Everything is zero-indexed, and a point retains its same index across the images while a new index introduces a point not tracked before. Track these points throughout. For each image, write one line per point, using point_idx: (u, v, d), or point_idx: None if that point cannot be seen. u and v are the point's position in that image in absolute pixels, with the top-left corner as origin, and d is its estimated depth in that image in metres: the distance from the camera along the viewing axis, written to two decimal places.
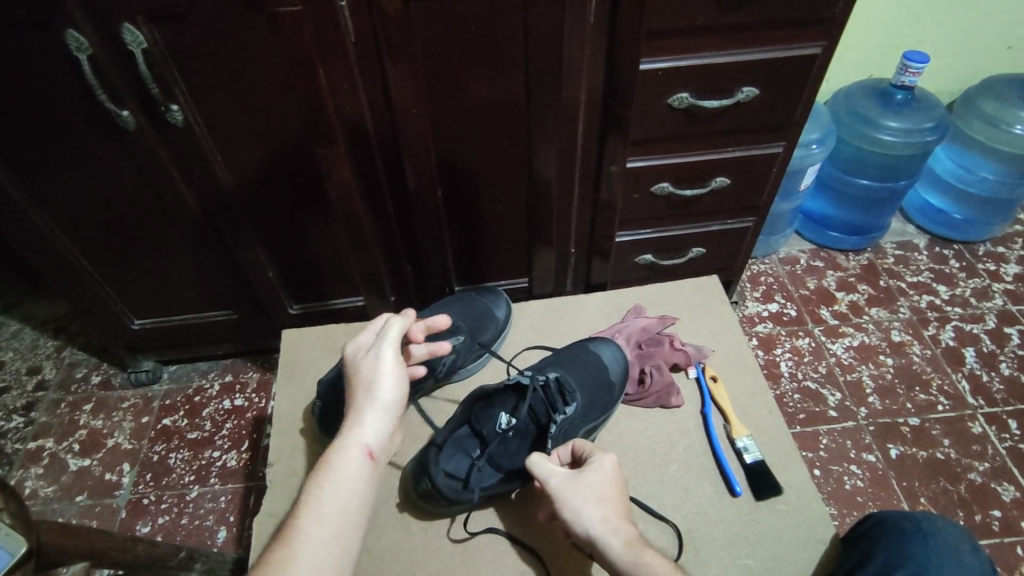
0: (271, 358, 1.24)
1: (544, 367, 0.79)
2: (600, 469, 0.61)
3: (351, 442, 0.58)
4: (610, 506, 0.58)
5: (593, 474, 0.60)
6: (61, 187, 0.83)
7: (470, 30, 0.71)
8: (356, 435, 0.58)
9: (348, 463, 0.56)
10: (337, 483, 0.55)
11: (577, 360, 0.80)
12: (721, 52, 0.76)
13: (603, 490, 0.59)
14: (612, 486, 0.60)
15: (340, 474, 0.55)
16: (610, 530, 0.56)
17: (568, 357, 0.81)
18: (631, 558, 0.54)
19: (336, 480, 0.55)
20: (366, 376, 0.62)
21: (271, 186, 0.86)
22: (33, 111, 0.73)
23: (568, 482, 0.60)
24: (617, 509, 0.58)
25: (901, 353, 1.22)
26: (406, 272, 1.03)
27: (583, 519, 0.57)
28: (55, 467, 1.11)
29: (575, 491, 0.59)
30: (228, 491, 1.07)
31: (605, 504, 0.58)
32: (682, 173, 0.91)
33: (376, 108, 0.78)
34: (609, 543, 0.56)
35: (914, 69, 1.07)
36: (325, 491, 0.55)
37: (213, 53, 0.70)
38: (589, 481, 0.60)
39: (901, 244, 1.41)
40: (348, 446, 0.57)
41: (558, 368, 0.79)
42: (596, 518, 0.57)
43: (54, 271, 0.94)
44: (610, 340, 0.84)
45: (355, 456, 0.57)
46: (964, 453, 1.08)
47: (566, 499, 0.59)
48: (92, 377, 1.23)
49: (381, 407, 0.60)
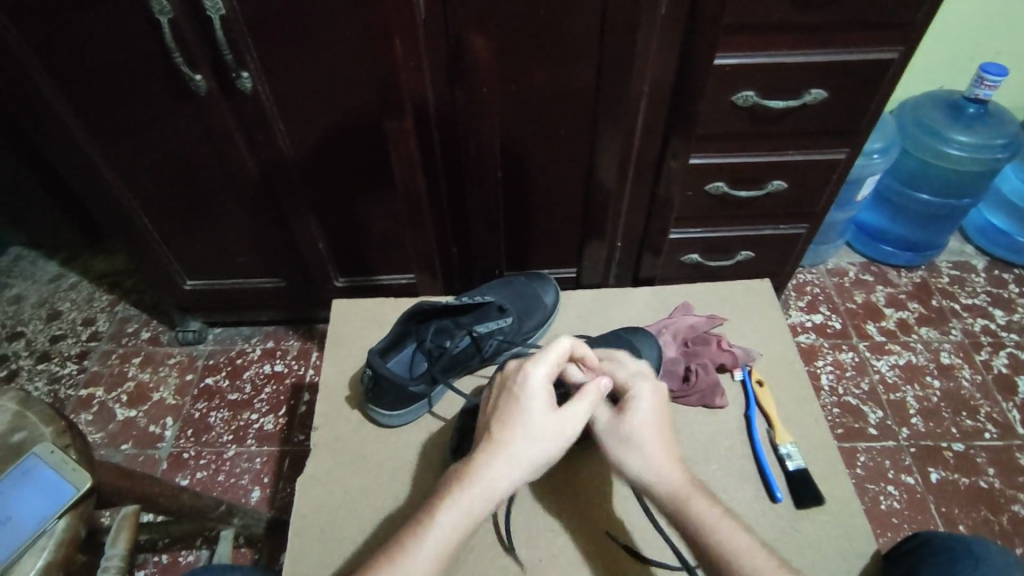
0: (312, 328, 1.27)
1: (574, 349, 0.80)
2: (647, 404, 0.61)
3: (495, 488, 0.54)
4: (660, 443, 0.59)
5: (643, 405, 0.60)
6: (131, 146, 0.86)
7: (540, 14, 0.71)
8: (503, 483, 0.55)
9: (484, 508, 0.54)
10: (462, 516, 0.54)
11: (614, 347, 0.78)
12: (793, 51, 0.74)
13: (653, 430, 0.59)
14: (660, 421, 0.60)
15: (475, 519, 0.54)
16: (663, 471, 0.57)
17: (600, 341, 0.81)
18: (680, 498, 0.55)
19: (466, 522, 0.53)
20: (536, 426, 0.57)
21: (328, 157, 0.87)
22: (113, 71, 0.76)
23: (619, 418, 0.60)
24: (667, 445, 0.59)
25: (949, 376, 1.18)
26: (451, 253, 1.04)
27: (633, 455, 0.58)
28: (103, 415, 1.16)
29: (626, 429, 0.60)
30: (264, 453, 1.10)
31: (657, 443, 0.59)
32: (740, 174, 0.90)
33: (439, 87, 0.78)
34: (661, 482, 0.57)
35: (991, 82, 1.02)
36: (454, 529, 0.53)
37: (286, 24, 0.71)
38: (639, 416, 0.60)
39: (958, 264, 1.37)
40: (492, 492, 0.54)
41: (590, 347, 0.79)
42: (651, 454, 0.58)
43: (117, 227, 0.98)
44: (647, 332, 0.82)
45: (492, 504, 0.54)
46: (1009, 483, 1.04)
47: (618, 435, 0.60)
48: (142, 333, 1.28)
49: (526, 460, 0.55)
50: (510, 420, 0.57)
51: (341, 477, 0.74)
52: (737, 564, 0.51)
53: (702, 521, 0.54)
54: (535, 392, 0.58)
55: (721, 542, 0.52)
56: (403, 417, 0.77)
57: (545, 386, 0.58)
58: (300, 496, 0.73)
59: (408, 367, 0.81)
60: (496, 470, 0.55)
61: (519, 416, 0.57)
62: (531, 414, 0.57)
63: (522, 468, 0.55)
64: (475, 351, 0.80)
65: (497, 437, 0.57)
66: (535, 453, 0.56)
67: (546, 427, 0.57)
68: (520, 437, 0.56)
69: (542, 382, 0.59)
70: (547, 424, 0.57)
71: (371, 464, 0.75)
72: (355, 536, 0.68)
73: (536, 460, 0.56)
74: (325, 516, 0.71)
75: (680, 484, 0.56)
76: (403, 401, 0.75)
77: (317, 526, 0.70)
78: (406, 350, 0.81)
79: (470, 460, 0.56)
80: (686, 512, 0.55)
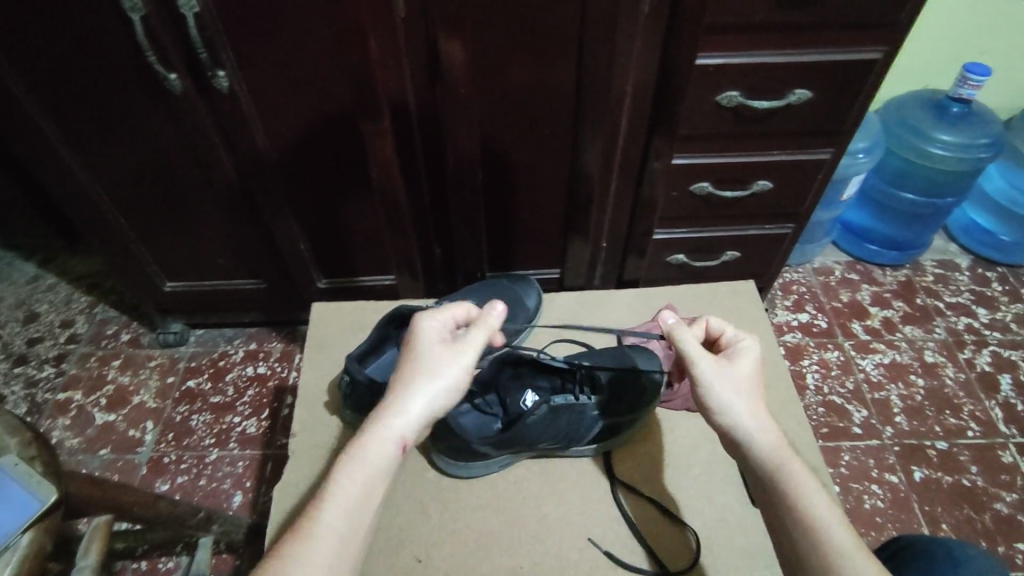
0: (295, 330, 1.26)
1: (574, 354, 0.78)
2: (749, 358, 0.59)
3: (393, 430, 0.53)
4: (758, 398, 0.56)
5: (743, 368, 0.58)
6: (105, 146, 0.84)
7: (521, 13, 0.69)
8: (401, 424, 0.54)
9: (385, 454, 0.52)
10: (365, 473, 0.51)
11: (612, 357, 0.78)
12: (777, 52, 0.74)
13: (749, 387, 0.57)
14: (757, 377, 0.58)
15: (379, 467, 0.52)
16: (762, 428, 0.54)
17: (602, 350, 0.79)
18: (778, 460, 0.52)
19: (371, 472, 0.51)
20: (426, 365, 0.57)
21: (308, 157, 0.86)
22: (84, 69, 0.74)
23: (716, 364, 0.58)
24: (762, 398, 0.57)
25: (933, 375, 1.18)
26: (435, 254, 1.03)
27: (731, 401, 0.55)
28: (81, 419, 1.13)
29: (724, 377, 0.57)
30: (246, 457, 1.09)
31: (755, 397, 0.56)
32: (725, 174, 0.89)
33: (420, 87, 0.77)
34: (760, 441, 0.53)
35: (975, 82, 1.02)
36: (357, 480, 0.51)
37: (262, 21, 0.69)
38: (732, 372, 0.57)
39: (942, 262, 1.37)
40: (390, 436, 0.53)
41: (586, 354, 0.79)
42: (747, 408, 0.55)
43: (94, 229, 0.96)
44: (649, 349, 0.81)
45: (394, 449, 0.53)
46: (992, 481, 1.05)
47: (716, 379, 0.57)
48: (121, 335, 1.26)
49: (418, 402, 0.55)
50: (405, 367, 0.57)
51: (321, 484, 0.73)
52: (835, 548, 0.48)
53: (800, 489, 0.50)
54: (423, 338, 0.59)
55: (819, 517, 0.49)
56: None
57: (432, 331, 0.60)
58: (279, 504, 0.72)
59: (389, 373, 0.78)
60: (392, 413, 0.54)
61: (410, 360, 0.58)
62: (420, 357, 0.58)
63: (419, 406, 0.55)
64: None
65: (393, 386, 0.56)
66: (428, 388, 0.56)
67: (436, 365, 0.57)
68: (410, 382, 0.56)
69: (428, 326, 0.60)
70: (437, 362, 0.57)
71: None
72: None
73: (431, 396, 0.56)
74: (304, 524, 0.70)
75: (777, 447, 0.53)
76: (386, 407, 0.73)
77: (295, 536, 0.69)
78: (387, 355, 0.78)
79: (368, 414, 0.56)
80: (781, 476, 0.51)
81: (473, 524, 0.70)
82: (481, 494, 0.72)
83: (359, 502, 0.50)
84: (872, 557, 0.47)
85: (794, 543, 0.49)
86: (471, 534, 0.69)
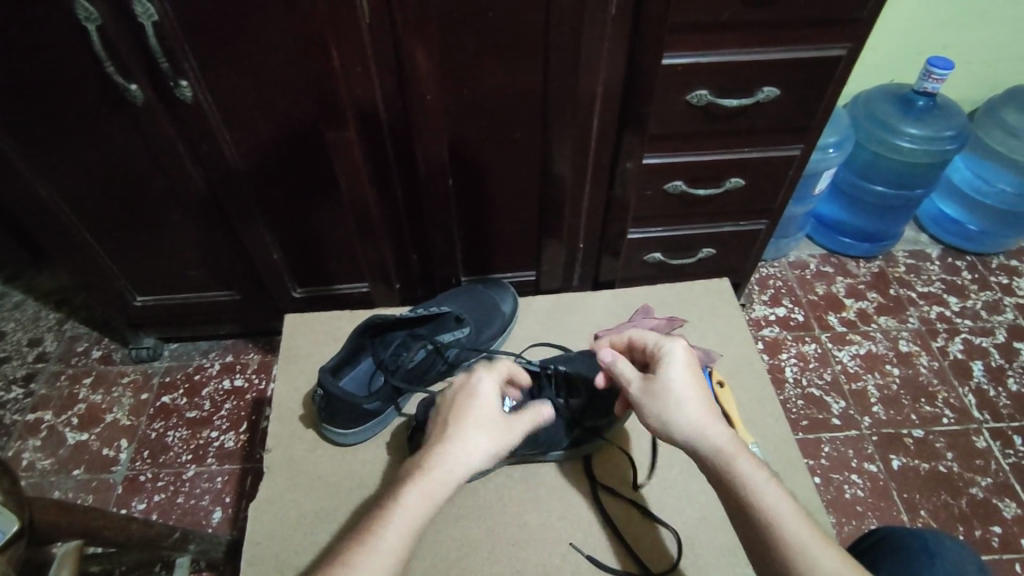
0: (272, 340, 1.24)
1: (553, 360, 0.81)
2: (677, 359, 0.60)
3: (455, 469, 0.54)
4: (703, 395, 0.58)
5: (683, 373, 0.59)
6: (67, 160, 0.82)
7: (488, 15, 0.69)
8: (462, 465, 0.55)
9: (442, 492, 0.53)
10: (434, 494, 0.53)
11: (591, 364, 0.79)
12: (743, 50, 0.74)
13: (687, 391, 0.58)
14: (693, 378, 0.59)
15: (437, 502, 0.53)
16: (709, 430, 0.56)
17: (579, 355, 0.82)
18: (727, 458, 0.54)
19: (430, 506, 0.52)
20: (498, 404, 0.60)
21: (278, 166, 0.84)
22: (40, 81, 0.72)
23: (652, 378, 0.60)
24: (702, 392, 0.59)
25: (908, 364, 1.20)
26: (411, 260, 1.02)
27: (683, 410, 0.57)
28: (52, 440, 1.10)
29: (660, 389, 0.59)
30: (225, 472, 1.07)
31: (699, 397, 0.58)
32: (697, 173, 0.89)
33: (389, 93, 0.76)
34: (706, 441, 0.56)
35: (938, 76, 1.04)
36: (417, 513, 0.52)
37: (224, 30, 0.68)
38: (670, 378, 0.59)
39: (913, 252, 1.40)
40: (451, 475, 0.54)
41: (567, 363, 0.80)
42: (698, 411, 0.57)
43: (58, 245, 0.93)
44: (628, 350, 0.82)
45: (453, 487, 0.54)
46: (967, 467, 1.07)
47: (657, 394, 0.59)
48: (92, 352, 1.23)
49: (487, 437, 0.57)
50: (465, 407, 0.59)
51: (297, 498, 0.72)
52: (789, 538, 0.49)
53: (752, 486, 0.52)
54: (487, 386, 0.60)
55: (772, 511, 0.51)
56: (360, 434, 0.76)
57: (496, 383, 0.61)
58: (256, 521, 0.71)
59: (363, 381, 0.81)
60: (456, 453, 0.55)
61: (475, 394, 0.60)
62: (484, 400, 0.59)
63: (481, 449, 0.56)
64: (431, 363, 0.80)
65: (453, 424, 0.57)
66: (495, 435, 0.57)
67: (500, 414, 0.59)
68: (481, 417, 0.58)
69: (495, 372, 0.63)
70: (501, 413, 0.59)
71: (329, 485, 0.74)
72: (310, 561, 0.67)
73: (496, 442, 0.57)
74: (283, 540, 0.69)
75: (727, 447, 0.55)
76: (359, 419, 0.74)
77: (271, 554, 0.68)
78: (361, 365, 0.80)
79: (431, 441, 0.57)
80: (733, 476, 0.53)
81: (452, 532, 0.69)
82: (459, 502, 0.72)
83: (416, 534, 0.51)
84: (822, 543, 0.49)
85: (749, 535, 0.51)
86: (450, 542, 0.69)
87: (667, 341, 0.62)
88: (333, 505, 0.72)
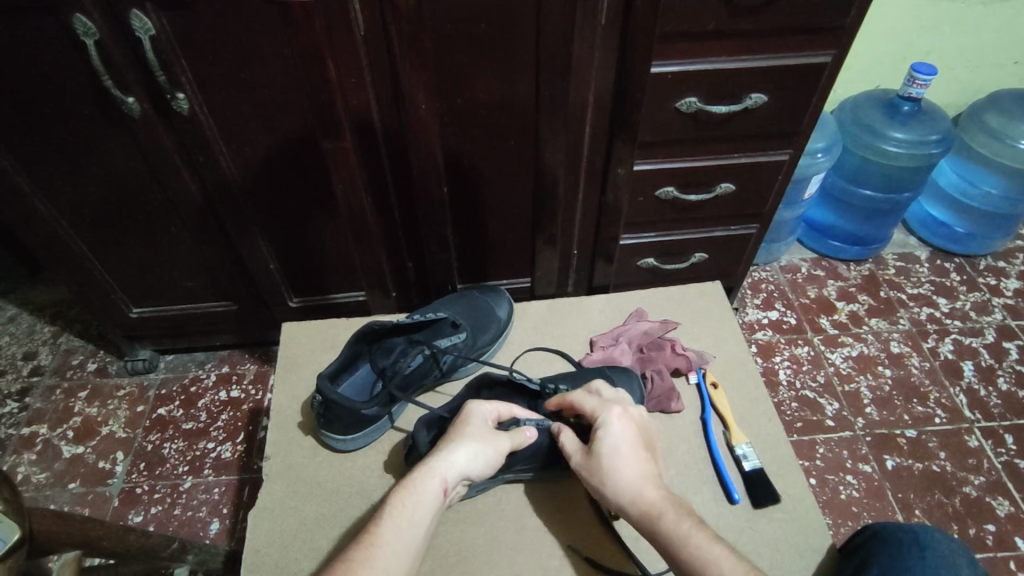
0: (268, 351, 1.24)
1: (556, 377, 0.82)
2: (612, 432, 0.65)
3: (437, 472, 0.62)
4: (636, 461, 0.64)
5: (613, 445, 0.65)
6: (63, 173, 0.82)
7: (481, 27, 0.71)
8: (443, 469, 0.63)
9: (428, 494, 0.61)
10: (414, 503, 0.60)
11: (587, 378, 0.80)
12: (731, 58, 0.76)
13: (617, 459, 0.64)
14: (623, 446, 0.65)
15: (423, 505, 0.60)
16: (638, 491, 0.61)
17: (583, 373, 0.82)
18: (654, 517, 0.59)
19: (416, 508, 0.59)
20: (476, 426, 0.68)
21: (274, 177, 0.85)
22: (36, 95, 0.73)
23: (590, 451, 0.66)
24: (639, 457, 0.64)
25: (900, 365, 1.21)
26: (407, 269, 1.03)
27: (615, 478, 0.63)
28: (48, 454, 1.10)
29: (596, 463, 0.64)
30: (222, 483, 1.06)
31: (631, 464, 0.63)
32: (688, 178, 0.91)
33: (384, 103, 0.77)
34: (639, 503, 0.61)
35: (923, 81, 1.06)
36: (406, 510, 0.59)
37: (221, 43, 0.69)
38: (604, 447, 0.65)
39: (903, 255, 1.42)
40: (433, 476, 0.62)
41: (569, 381, 0.80)
42: (629, 473, 0.63)
43: (53, 257, 0.94)
44: (630, 372, 0.81)
45: (436, 489, 0.61)
46: (960, 466, 1.08)
47: (594, 464, 0.64)
48: (88, 364, 1.23)
49: (463, 456, 0.64)
50: (454, 428, 0.68)
51: (296, 505, 0.73)
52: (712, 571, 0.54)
53: (673, 537, 0.57)
54: (477, 409, 0.70)
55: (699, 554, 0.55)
56: (358, 440, 0.76)
57: (484, 408, 0.70)
58: (255, 529, 0.71)
59: (363, 387, 0.81)
60: (439, 458, 0.63)
61: (461, 420, 0.68)
62: (472, 420, 0.68)
63: (462, 456, 0.64)
64: (428, 368, 0.81)
65: (442, 441, 0.67)
66: (476, 444, 0.65)
67: (485, 430, 0.68)
68: (460, 438, 0.66)
69: (483, 408, 0.70)
70: (486, 429, 0.68)
71: (328, 492, 0.74)
72: (310, 566, 0.68)
73: (478, 451, 0.65)
74: (284, 547, 0.69)
75: (653, 503, 0.60)
76: (357, 425, 0.74)
77: (270, 560, 0.68)
78: (360, 371, 0.81)
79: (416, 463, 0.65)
80: (660, 529, 0.58)
81: (452, 536, 0.70)
82: (457, 507, 0.72)
83: (408, 533, 0.57)
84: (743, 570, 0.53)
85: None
86: (451, 547, 0.69)
87: (602, 413, 0.68)
88: (333, 512, 0.72)
